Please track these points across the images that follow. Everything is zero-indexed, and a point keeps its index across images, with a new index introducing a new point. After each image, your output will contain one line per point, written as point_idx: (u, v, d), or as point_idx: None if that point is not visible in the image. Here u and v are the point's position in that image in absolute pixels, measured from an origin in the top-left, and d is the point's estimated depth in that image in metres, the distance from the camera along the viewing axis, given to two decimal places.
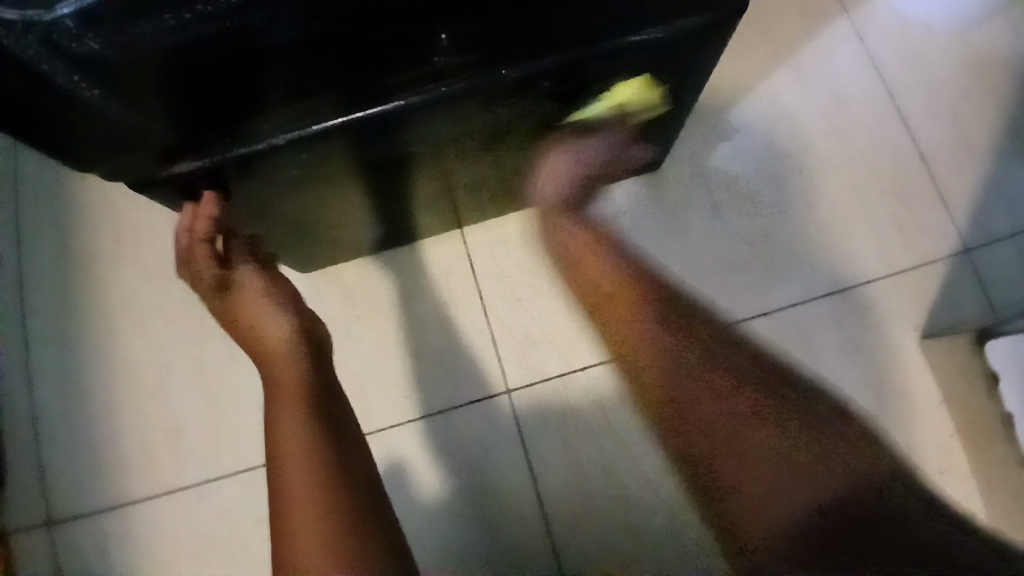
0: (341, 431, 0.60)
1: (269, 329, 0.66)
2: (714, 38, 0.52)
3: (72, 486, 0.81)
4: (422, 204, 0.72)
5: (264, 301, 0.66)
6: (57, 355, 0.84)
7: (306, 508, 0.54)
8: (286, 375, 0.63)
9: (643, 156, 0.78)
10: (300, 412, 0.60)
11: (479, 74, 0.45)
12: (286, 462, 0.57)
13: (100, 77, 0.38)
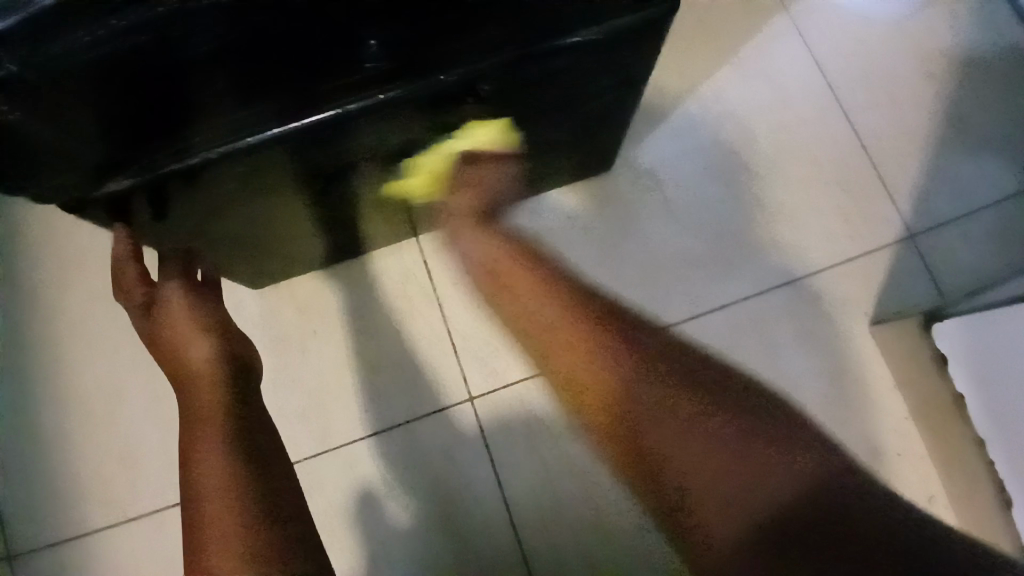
0: (264, 457, 0.58)
1: (189, 354, 0.63)
2: (649, 37, 0.53)
3: (23, 523, 0.78)
4: (373, 213, 0.72)
5: (188, 324, 0.64)
6: (3, 386, 0.82)
7: (231, 534, 0.51)
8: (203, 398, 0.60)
9: (591, 159, 0.78)
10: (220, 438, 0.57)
11: (417, 80, 0.46)
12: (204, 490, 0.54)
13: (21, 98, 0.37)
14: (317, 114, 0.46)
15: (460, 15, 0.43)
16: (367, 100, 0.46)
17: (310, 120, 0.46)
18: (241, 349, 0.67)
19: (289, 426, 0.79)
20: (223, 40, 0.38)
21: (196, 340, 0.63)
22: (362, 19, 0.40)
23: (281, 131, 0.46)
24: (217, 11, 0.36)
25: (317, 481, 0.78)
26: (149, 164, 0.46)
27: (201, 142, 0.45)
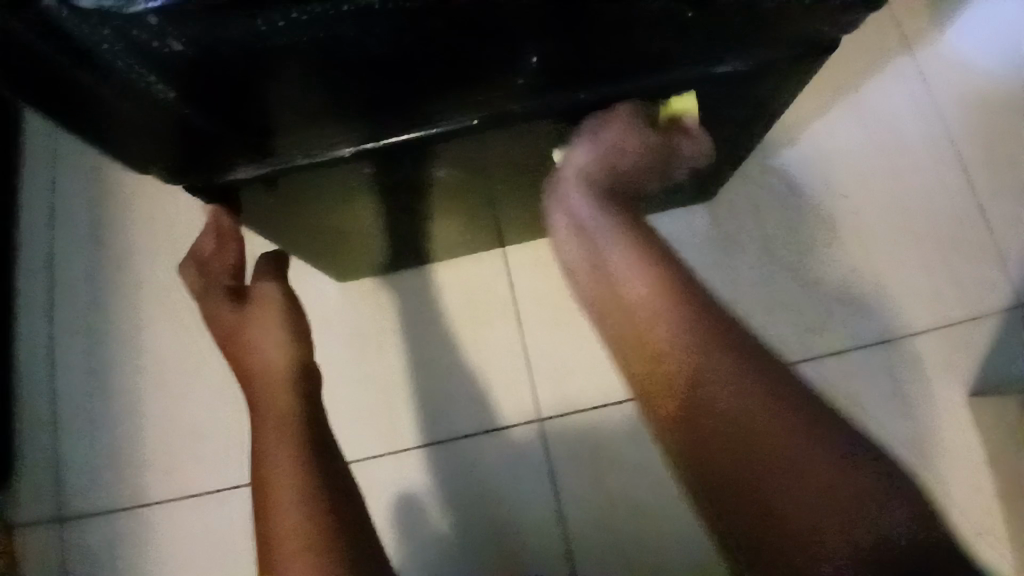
0: (327, 451, 0.59)
1: (272, 358, 0.63)
2: (798, 74, 0.50)
3: (89, 483, 0.79)
4: (453, 226, 0.72)
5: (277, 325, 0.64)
6: (83, 348, 0.83)
7: (302, 556, 0.52)
8: (283, 408, 0.60)
9: (680, 194, 0.77)
10: (291, 436, 0.58)
11: (557, 96, 0.46)
12: (275, 476, 0.56)
13: (175, 79, 0.36)
14: (450, 123, 0.46)
15: (621, 43, 0.41)
16: (502, 111, 0.46)
17: (441, 128, 0.46)
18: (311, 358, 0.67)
19: (354, 421, 0.79)
20: (384, 49, 0.37)
21: (279, 343, 0.63)
22: (524, 41, 0.38)
23: (411, 135, 0.47)
24: (388, 19, 0.34)
25: (376, 481, 0.77)
26: (277, 155, 0.46)
27: (334, 139, 0.46)
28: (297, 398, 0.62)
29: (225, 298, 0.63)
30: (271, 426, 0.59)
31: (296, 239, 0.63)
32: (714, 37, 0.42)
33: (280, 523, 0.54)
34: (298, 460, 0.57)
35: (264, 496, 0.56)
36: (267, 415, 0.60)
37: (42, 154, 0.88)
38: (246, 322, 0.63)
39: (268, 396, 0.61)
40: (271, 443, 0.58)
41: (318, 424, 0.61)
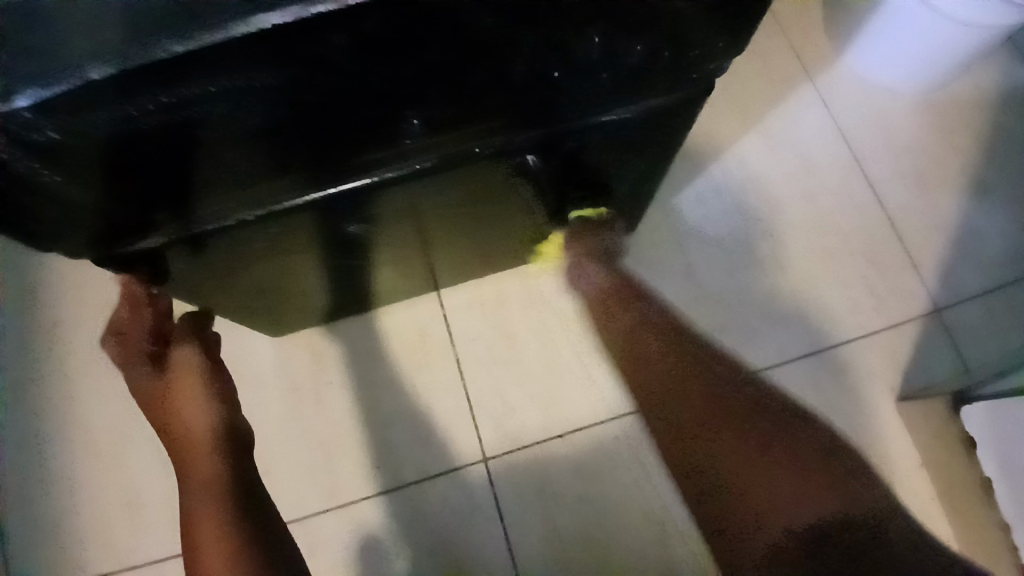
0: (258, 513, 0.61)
1: (194, 421, 0.65)
2: (686, 114, 0.53)
3: (22, 566, 0.77)
4: (385, 276, 0.73)
5: (198, 387, 0.66)
6: (11, 425, 0.81)
7: None
8: (205, 473, 0.62)
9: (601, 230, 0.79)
10: (218, 502, 0.60)
11: (454, 150, 0.47)
12: (206, 542, 0.57)
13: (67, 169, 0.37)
14: (353, 181, 0.47)
15: (499, 97, 0.43)
16: (403, 168, 0.47)
17: (345, 187, 0.48)
18: (238, 417, 0.70)
19: (298, 476, 0.78)
20: (266, 118, 0.38)
21: (202, 403, 0.65)
22: (403, 101, 0.40)
23: (316, 196, 0.48)
24: (261, 91, 0.36)
25: (325, 536, 0.76)
26: (185, 224, 0.47)
27: (239, 205, 0.47)
28: (220, 461, 0.63)
29: (149, 368, 0.66)
30: (197, 483, 0.61)
31: (222, 301, 0.63)
32: (590, 86, 0.45)
33: (207, 575, 0.55)
34: (228, 525, 0.58)
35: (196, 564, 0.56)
36: (192, 475, 0.62)
37: None
38: (169, 389, 0.65)
39: (191, 461, 0.63)
40: (199, 511, 0.59)
41: (246, 487, 0.62)
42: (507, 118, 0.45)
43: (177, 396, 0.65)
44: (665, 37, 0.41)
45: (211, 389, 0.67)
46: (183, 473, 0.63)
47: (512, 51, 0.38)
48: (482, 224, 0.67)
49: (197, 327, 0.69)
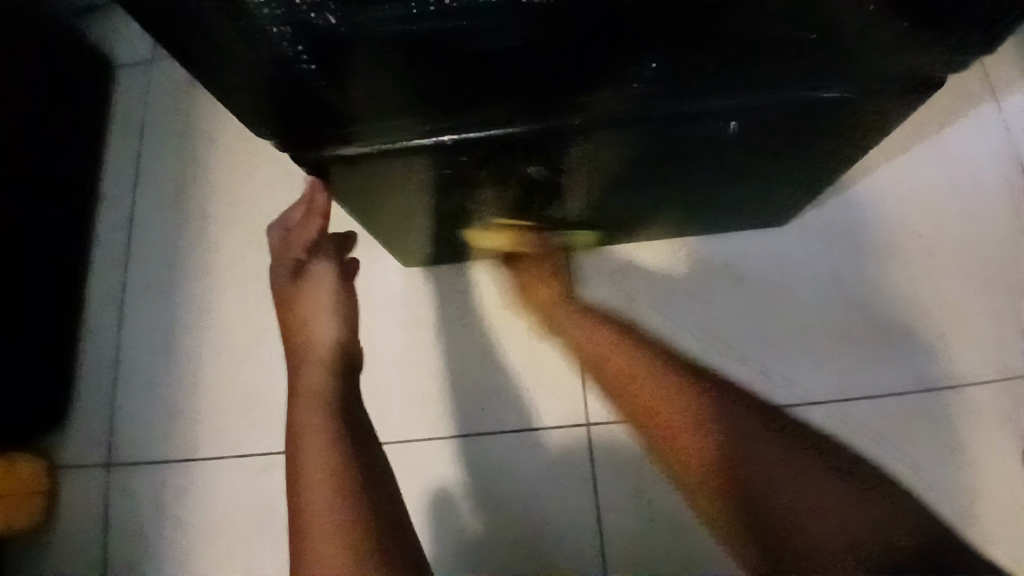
0: (360, 428, 0.62)
1: (318, 332, 0.67)
2: (896, 107, 0.50)
3: (142, 435, 0.85)
4: (505, 235, 0.74)
5: (329, 303, 0.68)
6: (150, 306, 0.89)
7: (329, 528, 0.54)
8: (314, 381, 0.64)
9: (738, 215, 0.77)
10: (323, 413, 0.61)
11: (664, 105, 0.47)
12: (307, 445, 0.58)
13: (321, 52, 0.38)
14: (552, 121, 0.48)
15: (728, 57, 0.42)
16: (604, 116, 0.48)
17: (544, 124, 0.48)
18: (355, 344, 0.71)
19: (406, 403, 0.81)
20: (510, 39, 0.39)
21: (325, 322, 0.68)
22: (638, 46, 0.40)
23: (516, 130, 0.48)
24: (510, 15, 0.37)
25: (421, 466, 0.79)
26: (387, 135, 0.48)
27: (442, 126, 0.48)
28: (328, 374, 0.65)
29: (288, 272, 0.68)
30: (308, 387, 0.63)
31: (364, 220, 0.65)
32: (821, 61, 0.43)
33: (303, 477, 0.57)
34: (332, 434, 0.60)
35: (294, 466, 0.58)
36: (305, 379, 0.64)
37: (132, 123, 0.95)
38: (301, 295, 0.68)
39: (303, 367, 0.65)
40: (303, 416, 0.61)
41: (349, 400, 0.64)
42: (723, 84, 0.45)
43: (308, 302, 0.67)
44: (931, 19, 0.39)
45: (339, 305, 0.69)
46: (293, 376, 0.65)
47: (767, 9, 0.37)
48: (628, 192, 0.66)
49: (342, 249, 0.71)
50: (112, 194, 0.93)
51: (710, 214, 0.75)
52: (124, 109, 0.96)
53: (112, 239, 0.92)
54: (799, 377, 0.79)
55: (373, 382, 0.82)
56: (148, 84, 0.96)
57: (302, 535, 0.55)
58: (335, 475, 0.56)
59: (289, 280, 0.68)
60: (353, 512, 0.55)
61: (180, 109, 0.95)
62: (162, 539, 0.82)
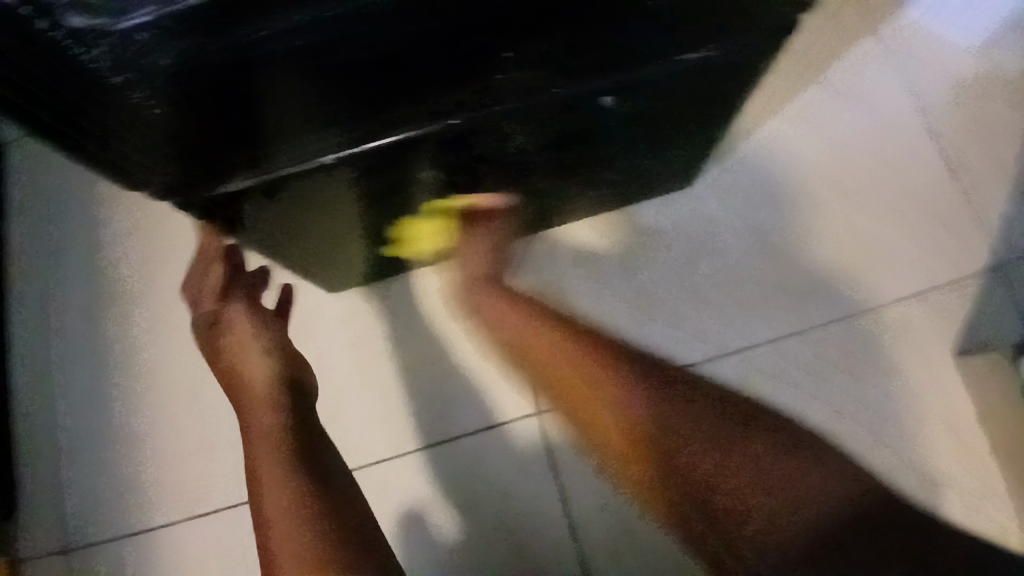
0: (326, 462, 0.62)
1: (252, 367, 0.65)
2: (765, 59, 0.51)
3: (95, 513, 0.82)
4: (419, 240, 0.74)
5: (251, 337, 0.66)
6: (81, 379, 0.86)
7: (301, 571, 0.53)
8: (264, 424, 0.62)
9: (652, 181, 0.78)
10: (281, 454, 0.60)
11: (535, 90, 0.47)
12: (265, 486, 0.58)
13: (169, 95, 0.39)
14: (428, 125, 0.48)
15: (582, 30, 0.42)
16: (479, 109, 0.48)
17: (421, 129, 0.48)
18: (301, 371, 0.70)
19: (359, 429, 0.80)
20: (358, 46, 0.39)
21: (259, 356, 0.66)
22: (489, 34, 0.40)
23: (394, 139, 0.49)
24: (352, 23, 0.37)
25: (383, 489, 0.78)
26: (265, 165, 0.48)
27: (319, 148, 0.48)
28: (279, 415, 0.63)
29: (205, 321, 0.68)
30: (257, 454, 0.60)
31: (277, 258, 0.65)
32: (671, 22, 0.44)
33: (268, 519, 0.57)
34: (287, 474, 0.59)
35: (258, 511, 0.58)
36: (253, 425, 0.63)
37: (28, 193, 0.92)
38: (217, 339, 0.67)
39: (251, 412, 0.63)
40: (257, 461, 0.60)
41: (305, 441, 0.62)
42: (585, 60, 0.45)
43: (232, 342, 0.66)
44: None
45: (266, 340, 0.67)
46: (242, 422, 0.64)
47: None
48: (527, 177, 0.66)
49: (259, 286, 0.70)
50: (16, 271, 0.89)
51: (623, 187, 0.77)
52: (21, 183, 0.92)
53: (26, 318, 0.88)
54: (736, 329, 0.81)
55: (323, 414, 0.81)
56: (38, 152, 0.92)
57: None
58: (300, 510, 0.56)
59: (207, 330, 0.67)
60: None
61: (76, 173, 0.92)
62: None
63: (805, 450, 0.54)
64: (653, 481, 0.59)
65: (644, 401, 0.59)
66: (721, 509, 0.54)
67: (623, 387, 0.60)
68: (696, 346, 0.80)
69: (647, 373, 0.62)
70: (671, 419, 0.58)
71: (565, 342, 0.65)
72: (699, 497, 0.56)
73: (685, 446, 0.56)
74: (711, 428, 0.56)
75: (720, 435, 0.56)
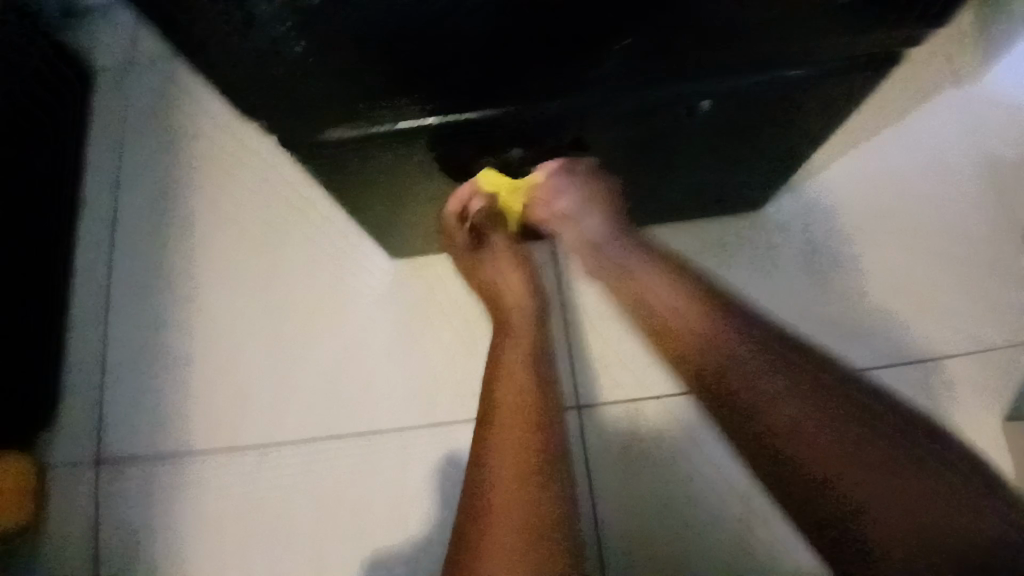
0: (545, 397, 0.65)
1: (504, 288, 0.71)
2: (861, 86, 0.53)
3: (130, 433, 0.85)
4: None
5: (515, 269, 0.72)
6: (137, 304, 0.89)
7: (507, 508, 0.56)
8: (512, 363, 0.66)
9: (713, 202, 0.78)
10: (516, 395, 0.64)
11: (638, 86, 0.49)
12: (505, 428, 0.61)
13: (311, 34, 0.41)
14: (529, 105, 0.49)
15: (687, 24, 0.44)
16: (578, 98, 0.49)
17: (522, 108, 0.50)
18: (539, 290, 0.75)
19: (397, 394, 0.82)
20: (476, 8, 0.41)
21: (517, 286, 0.71)
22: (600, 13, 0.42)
23: (496, 113, 0.50)
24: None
25: (412, 456, 0.80)
26: (369, 121, 0.49)
27: (421, 111, 0.49)
28: (527, 355, 0.67)
29: (467, 241, 0.72)
30: (512, 395, 0.64)
31: (344, 200, 0.65)
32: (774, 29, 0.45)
33: (492, 455, 0.60)
34: (522, 416, 0.62)
35: (484, 445, 0.61)
36: (506, 360, 0.67)
37: (112, 121, 0.96)
38: (494, 279, 0.72)
39: (507, 346, 0.68)
40: (493, 398, 0.64)
41: (540, 381, 0.66)
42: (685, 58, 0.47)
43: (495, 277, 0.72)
44: None
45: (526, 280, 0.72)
46: (499, 351, 0.68)
47: None
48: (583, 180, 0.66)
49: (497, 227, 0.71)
50: (92, 194, 0.94)
51: (692, 200, 0.77)
52: (104, 116, 0.96)
53: (96, 242, 0.92)
54: None
55: (364, 375, 0.84)
56: (128, 84, 0.96)
57: (471, 519, 0.57)
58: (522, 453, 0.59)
59: (470, 251, 0.72)
60: (521, 534, 0.55)
61: (161, 108, 0.96)
62: (154, 537, 0.82)
63: (902, 439, 0.54)
64: (771, 463, 0.57)
65: (787, 395, 0.57)
66: (832, 515, 0.54)
67: (760, 358, 0.59)
68: None
69: (749, 337, 0.60)
70: (799, 417, 0.56)
71: (697, 310, 0.63)
72: (817, 495, 0.54)
73: (805, 446, 0.55)
74: (836, 443, 0.54)
75: (853, 449, 0.54)
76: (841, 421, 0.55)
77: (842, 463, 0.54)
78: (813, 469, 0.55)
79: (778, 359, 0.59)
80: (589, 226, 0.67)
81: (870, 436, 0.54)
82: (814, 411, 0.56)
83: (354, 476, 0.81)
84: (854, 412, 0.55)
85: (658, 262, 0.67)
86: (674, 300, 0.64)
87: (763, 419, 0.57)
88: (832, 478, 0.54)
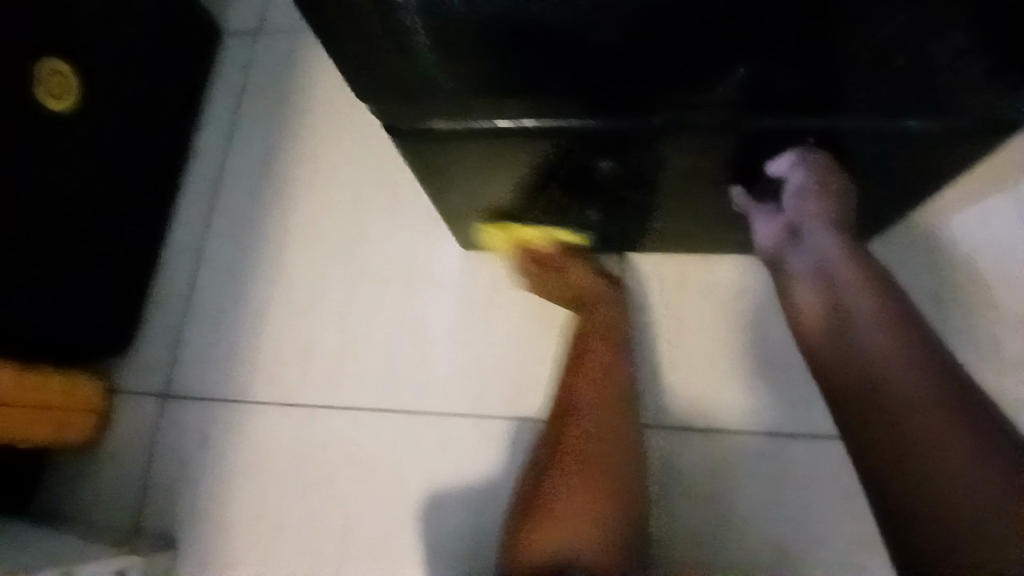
0: (618, 424, 0.72)
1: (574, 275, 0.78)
2: (978, 147, 0.52)
3: (197, 373, 0.91)
4: (570, 225, 0.76)
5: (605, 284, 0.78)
6: (225, 253, 0.95)
7: (562, 526, 0.66)
8: (597, 384, 0.74)
9: None
10: (590, 418, 0.72)
11: (749, 115, 0.49)
12: (576, 456, 0.70)
13: (442, 34, 0.43)
14: (634, 119, 0.50)
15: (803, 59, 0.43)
16: (684, 117, 0.49)
17: (627, 121, 0.50)
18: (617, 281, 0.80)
19: (450, 379, 0.84)
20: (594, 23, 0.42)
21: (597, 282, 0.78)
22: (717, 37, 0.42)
23: (601, 123, 0.50)
24: None
25: (452, 442, 0.82)
26: (472, 115, 0.50)
27: (523, 112, 0.50)
28: (608, 375, 0.74)
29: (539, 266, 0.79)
30: (596, 420, 0.72)
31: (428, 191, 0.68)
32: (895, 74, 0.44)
33: (562, 479, 0.70)
34: (595, 439, 0.71)
35: (557, 468, 0.71)
36: (587, 378, 0.75)
37: (231, 80, 1.02)
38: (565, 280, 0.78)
39: (591, 357, 0.76)
40: (579, 413, 0.73)
41: (610, 405, 0.73)
42: (796, 90, 0.46)
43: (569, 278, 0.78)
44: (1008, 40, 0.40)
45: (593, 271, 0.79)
46: (583, 362, 0.76)
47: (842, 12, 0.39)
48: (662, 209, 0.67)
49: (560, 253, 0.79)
50: (202, 146, 1.00)
51: None
52: (223, 74, 1.03)
53: (199, 191, 0.99)
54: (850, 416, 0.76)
55: (421, 355, 0.86)
56: (250, 47, 1.03)
57: (535, 520, 0.68)
58: (586, 483, 0.68)
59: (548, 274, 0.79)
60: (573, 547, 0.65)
61: (276, 73, 1.01)
62: (202, 474, 0.87)
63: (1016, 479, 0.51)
64: (860, 443, 0.57)
65: (918, 393, 0.55)
66: (918, 512, 0.52)
67: (906, 340, 0.58)
68: (801, 416, 0.77)
69: (903, 322, 0.59)
70: (918, 409, 0.55)
71: (862, 289, 0.61)
72: (902, 483, 0.54)
73: (908, 441, 0.54)
74: (947, 443, 0.53)
75: (973, 470, 0.51)
76: (954, 423, 0.53)
77: (933, 458, 0.53)
78: (904, 453, 0.54)
79: (920, 358, 0.57)
80: (809, 224, 0.63)
81: (976, 452, 0.52)
82: (928, 407, 0.54)
83: (398, 449, 0.83)
84: (971, 426, 0.53)
85: (860, 261, 0.62)
86: (846, 276, 0.61)
87: (888, 408, 0.56)
88: (914, 463, 0.53)
